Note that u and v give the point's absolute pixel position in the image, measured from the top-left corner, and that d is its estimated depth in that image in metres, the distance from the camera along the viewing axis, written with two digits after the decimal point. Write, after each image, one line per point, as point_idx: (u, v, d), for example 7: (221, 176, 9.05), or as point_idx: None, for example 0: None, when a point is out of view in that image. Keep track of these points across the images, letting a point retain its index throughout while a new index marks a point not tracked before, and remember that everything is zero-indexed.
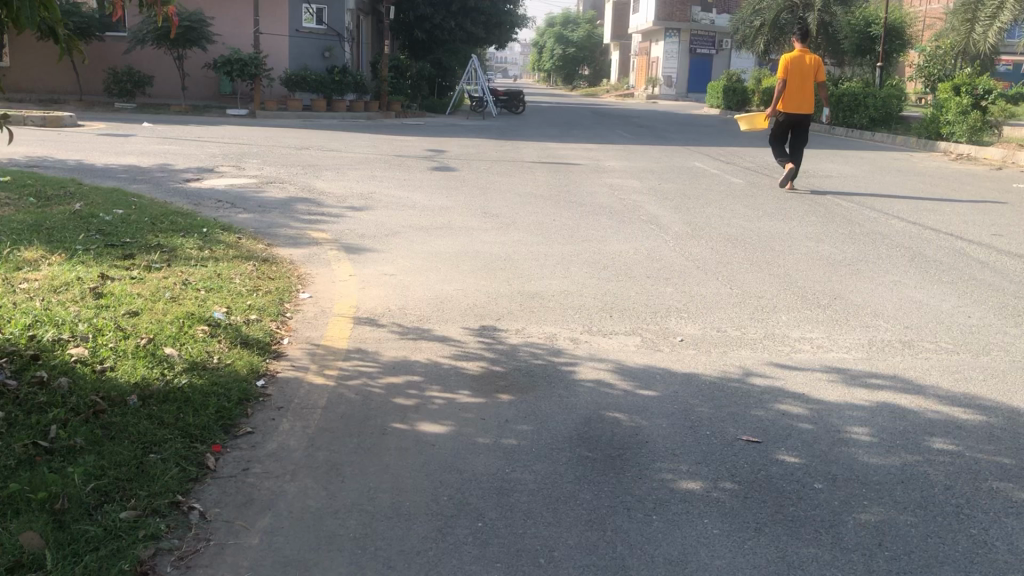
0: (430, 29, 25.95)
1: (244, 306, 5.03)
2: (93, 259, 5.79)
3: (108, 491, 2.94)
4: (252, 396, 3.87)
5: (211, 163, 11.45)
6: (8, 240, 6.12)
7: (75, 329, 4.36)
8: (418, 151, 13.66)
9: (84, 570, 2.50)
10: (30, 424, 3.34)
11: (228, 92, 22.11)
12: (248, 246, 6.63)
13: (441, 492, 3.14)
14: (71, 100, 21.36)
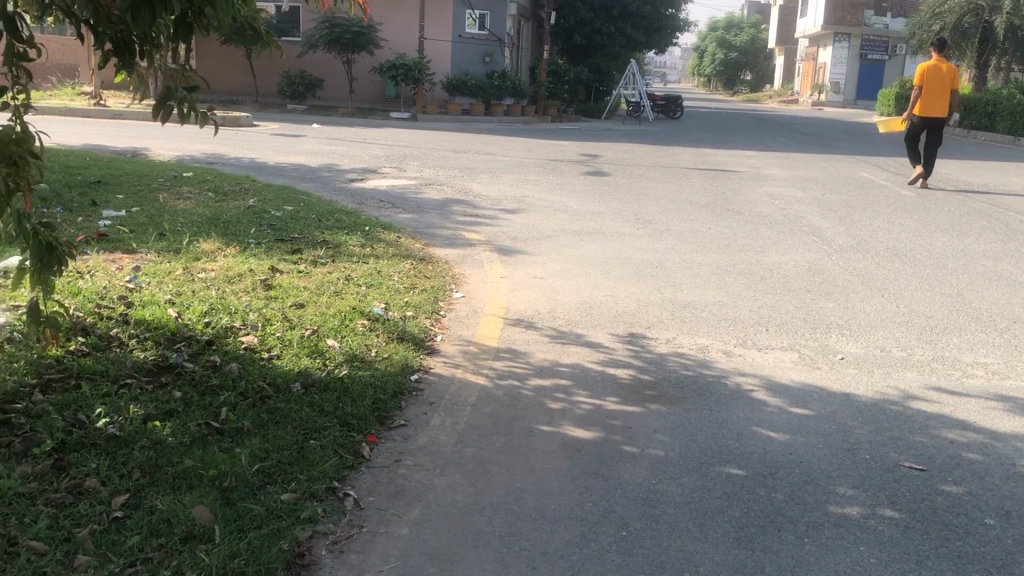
0: (590, 34, 26.02)
1: (401, 302, 5.20)
2: (264, 252, 6.13)
3: (271, 473, 3.10)
4: (406, 390, 3.99)
5: (374, 164, 11.89)
6: (189, 232, 6.57)
7: (246, 318, 4.63)
8: (574, 156, 13.71)
9: (248, 546, 2.65)
10: (204, 404, 3.57)
11: (392, 96, 22.89)
12: (406, 245, 6.85)
13: (586, 498, 3.14)
14: (247, 101, 22.66)
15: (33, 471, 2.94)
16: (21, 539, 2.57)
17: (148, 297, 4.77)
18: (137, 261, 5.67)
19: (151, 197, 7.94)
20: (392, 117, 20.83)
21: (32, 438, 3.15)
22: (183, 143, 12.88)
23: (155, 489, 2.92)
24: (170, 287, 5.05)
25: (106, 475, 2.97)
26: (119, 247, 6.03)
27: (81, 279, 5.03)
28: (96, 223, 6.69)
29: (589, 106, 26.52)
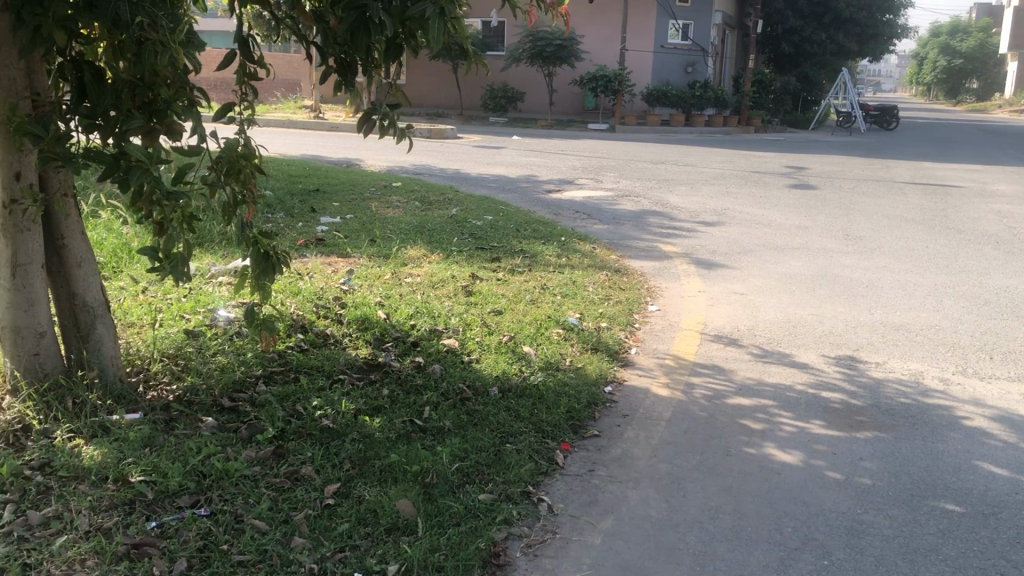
0: (799, 42, 25.09)
1: (596, 313, 5.23)
2: (465, 260, 6.35)
3: (469, 473, 3.20)
4: (601, 401, 4.00)
5: (572, 175, 12.02)
6: (397, 239, 6.90)
7: (448, 322, 4.82)
8: (778, 168, 13.26)
9: (448, 542, 2.75)
10: (408, 402, 3.75)
11: (591, 108, 23.05)
12: (602, 256, 6.87)
13: (786, 523, 3.03)
14: (452, 114, 23.54)
15: (257, 455, 3.20)
16: (246, 517, 2.81)
17: (359, 299, 5.06)
18: (350, 265, 6.02)
19: (363, 205, 8.41)
20: (591, 128, 20.98)
21: (256, 425, 3.43)
22: (392, 155, 13.56)
23: (363, 480, 3.10)
24: (379, 291, 5.33)
25: (319, 463, 3.18)
26: (334, 251, 6.44)
27: (301, 279, 5.41)
28: (313, 228, 7.17)
29: (795, 116, 25.55)
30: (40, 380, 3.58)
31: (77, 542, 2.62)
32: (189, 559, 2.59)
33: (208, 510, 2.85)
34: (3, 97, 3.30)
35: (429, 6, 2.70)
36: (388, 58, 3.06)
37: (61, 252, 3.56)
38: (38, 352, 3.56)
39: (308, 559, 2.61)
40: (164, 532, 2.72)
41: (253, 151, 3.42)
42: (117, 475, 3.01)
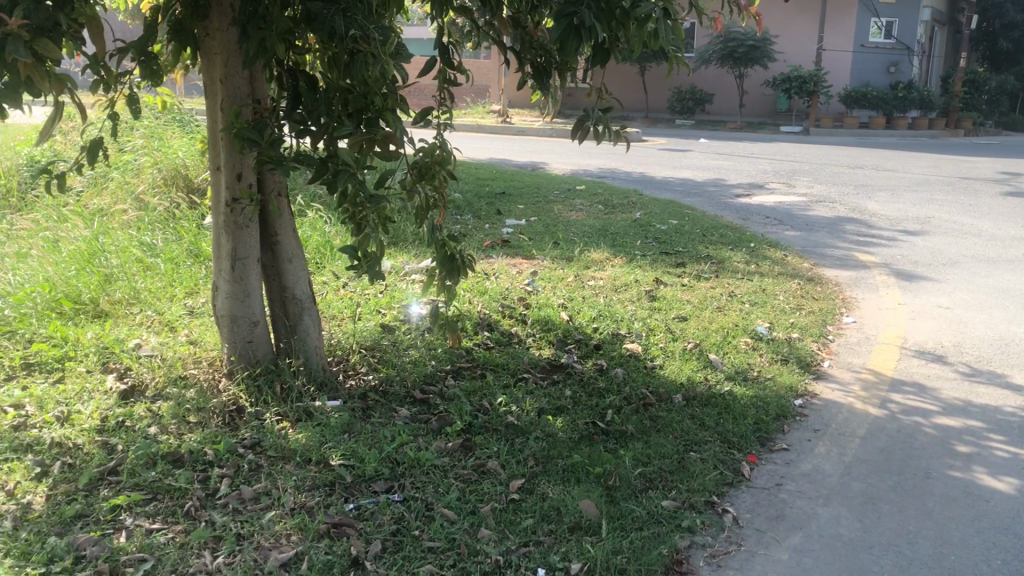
0: (1019, 37, 23.19)
1: (786, 323, 5.06)
2: (649, 264, 6.31)
3: (653, 478, 3.19)
4: (790, 414, 3.87)
5: (762, 179, 11.67)
6: (581, 242, 6.95)
7: (632, 326, 4.81)
8: (991, 174, 12.32)
9: (631, 545, 2.76)
10: (592, 405, 3.77)
11: (784, 109, 22.28)
12: (793, 264, 6.64)
13: (994, 555, 2.82)
14: (638, 117, 23.41)
15: (446, 446, 3.32)
16: (436, 505, 2.93)
17: (543, 300, 5.15)
18: (534, 267, 6.13)
19: (547, 207, 8.53)
20: (782, 131, 20.29)
21: (445, 417, 3.57)
22: (577, 158, 13.66)
23: (547, 478, 3.15)
24: (563, 293, 5.39)
25: (505, 458, 3.27)
26: (520, 252, 6.58)
27: (488, 280, 5.56)
28: (500, 230, 7.35)
29: (1013, 119, 23.64)
30: (252, 365, 3.89)
31: (284, 517, 2.84)
32: (383, 541, 2.73)
33: (401, 496, 2.99)
34: (229, 104, 3.60)
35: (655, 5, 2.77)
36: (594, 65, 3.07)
37: (275, 248, 3.84)
38: (251, 339, 3.87)
39: (493, 550, 2.69)
40: (361, 514, 2.88)
41: (449, 156, 3.50)
42: (319, 457, 3.23)
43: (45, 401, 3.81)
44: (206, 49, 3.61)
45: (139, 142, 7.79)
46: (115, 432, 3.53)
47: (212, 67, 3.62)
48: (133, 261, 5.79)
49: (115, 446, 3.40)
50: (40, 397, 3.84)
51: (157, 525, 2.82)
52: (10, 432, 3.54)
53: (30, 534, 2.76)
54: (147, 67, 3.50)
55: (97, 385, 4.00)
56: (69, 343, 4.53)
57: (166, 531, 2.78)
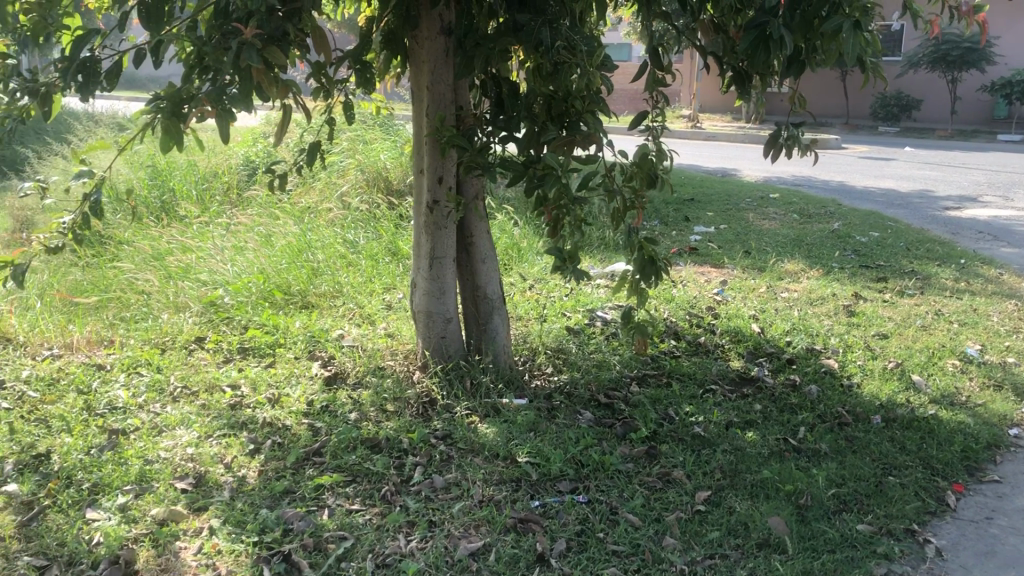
0: None
1: (1000, 346, 4.70)
2: (848, 278, 6.04)
3: (847, 501, 3.06)
4: (1003, 444, 3.60)
5: (976, 191, 10.88)
6: (774, 252, 6.74)
7: (828, 342, 4.62)
8: None
9: (822, 567, 2.66)
10: (783, 421, 3.66)
11: (1003, 116, 20.65)
12: (1009, 283, 6.15)
13: None
14: (838, 123, 22.40)
15: (631, 452, 3.33)
16: (620, 510, 2.94)
17: (734, 310, 5.03)
18: (724, 276, 6.02)
19: (738, 216, 8.33)
20: (1000, 139, 18.81)
21: (630, 423, 3.57)
22: (770, 165, 13.24)
23: (734, 492, 3.09)
24: (754, 304, 5.25)
25: (691, 469, 3.23)
26: (709, 261, 6.47)
27: (676, 287, 5.49)
28: (688, 237, 7.25)
29: None
30: (445, 360, 4.05)
31: (472, 509, 2.94)
32: (568, 540, 2.78)
33: (586, 497, 3.03)
34: (434, 109, 3.75)
35: (844, 21, 2.61)
36: (789, 74, 2.99)
37: (470, 249, 3.98)
38: (445, 335, 4.03)
39: (678, 560, 2.67)
40: (546, 512, 2.94)
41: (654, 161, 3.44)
42: (507, 453, 3.32)
43: (258, 383, 4.13)
44: (416, 57, 3.78)
45: (345, 145, 8.26)
46: (320, 416, 3.78)
47: (420, 74, 3.78)
48: (337, 257, 6.14)
49: (320, 428, 3.65)
50: (254, 379, 4.17)
51: (356, 506, 3.00)
52: (228, 409, 3.86)
53: (244, 505, 3.01)
54: (361, 75, 3.76)
55: (304, 371, 4.29)
56: (280, 331, 4.88)
57: (364, 512, 2.95)
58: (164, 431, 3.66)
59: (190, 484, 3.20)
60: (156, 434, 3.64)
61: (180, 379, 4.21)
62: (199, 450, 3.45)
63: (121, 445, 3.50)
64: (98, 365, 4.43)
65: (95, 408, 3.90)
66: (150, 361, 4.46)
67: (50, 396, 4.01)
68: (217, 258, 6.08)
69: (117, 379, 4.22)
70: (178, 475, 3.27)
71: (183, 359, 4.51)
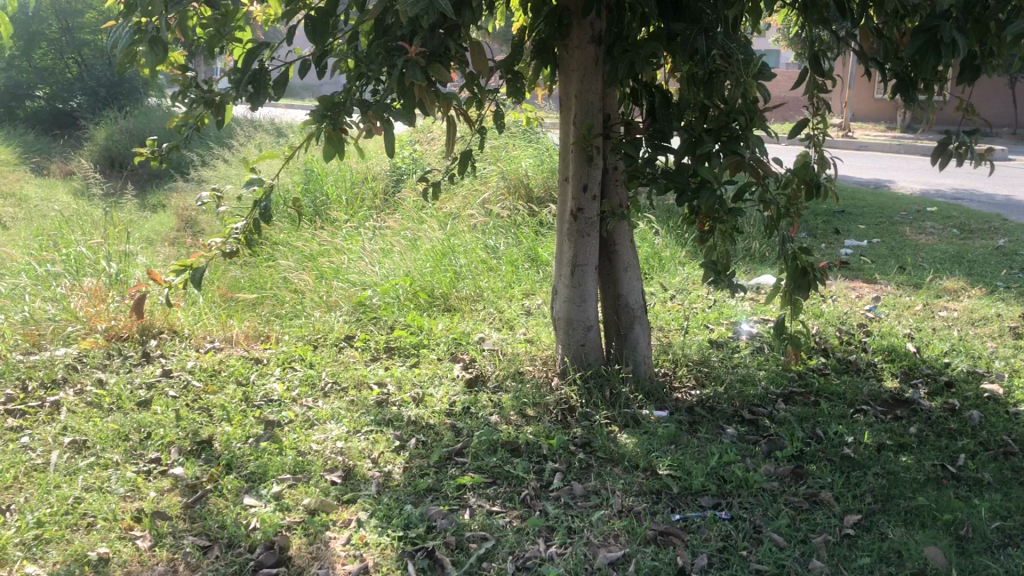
0: None
1: None
2: (1014, 297, 5.68)
3: (1012, 534, 2.88)
4: None
5: None
6: (931, 268, 6.41)
7: (990, 365, 4.36)
8: None
9: None
10: (940, 446, 3.48)
11: None
12: None
13: None
14: (1004, 133, 21.08)
15: (776, 470, 3.25)
16: (765, 529, 2.88)
17: (887, 328, 4.82)
18: (876, 292, 5.77)
19: (892, 229, 7.98)
20: None
21: (776, 441, 3.48)
22: (928, 177, 12.61)
23: (887, 517, 2.96)
24: (909, 322, 5.01)
25: (839, 491, 3.12)
26: (860, 276, 6.22)
27: (825, 302, 5.31)
28: (838, 251, 7.00)
29: None
30: (585, 368, 4.05)
31: (612, 518, 2.94)
32: (709, 556, 2.73)
33: (729, 514, 2.98)
34: (581, 118, 3.77)
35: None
36: (961, 81, 2.83)
37: (612, 258, 3.97)
38: (585, 343, 4.03)
39: None
40: (688, 526, 2.91)
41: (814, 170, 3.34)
42: (647, 464, 3.30)
43: (403, 382, 4.26)
44: (565, 66, 3.80)
45: (489, 152, 8.41)
46: (462, 417, 3.86)
47: (569, 83, 3.80)
48: (479, 262, 6.25)
49: (462, 429, 3.73)
50: (400, 378, 4.30)
51: (496, 507, 3.05)
52: (375, 406, 4.00)
53: (390, 500, 3.12)
54: (512, 84, 3.85)
55: (447, 372, 4.40)
56: (424, 332, 5.01)
57: (504, 515, 3.00)
58: (316, 425, 3.83)
59: (339, 477, 3.34)
60: (309, 427, 3.81)
61: (330, 375, 4.40)
62: (348, 445, 3.59)
63: (276, 436, 3.69)
64: (256, 358, 4.67)
65: (253, 399, 4.12)
66: (302, 356, 4.68)
67: (212, 386, 4.27)
68: (366, 260, 6.31)
69: (273, 373, 4.45)
70: (328, 468, 3.42)
71: (333, 356, 4.71)
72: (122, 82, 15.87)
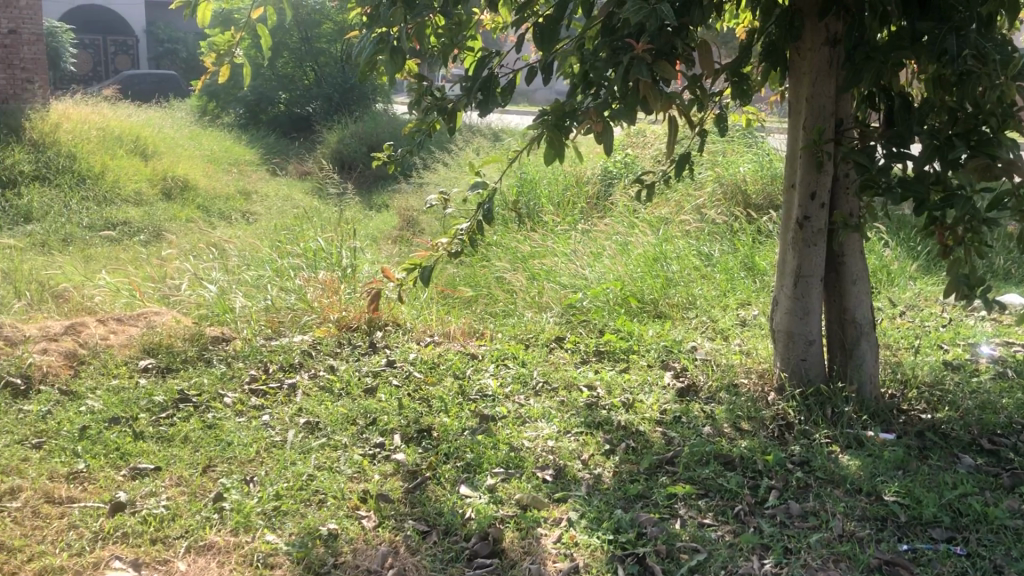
0: None
1: None
2: None
3: None
4: None
5: None
6: None
7: None
8: None
9: None
10: None
11: None
12: None
13: None
14: None
15: (1020, 507, 2.98)
16: (1006, 570, 2.64)
17: None
18: None
19: None
20: None
21: (1020, 476, 3.20)
22: None
23: None
24: None
25: None
26: None
27: None
28: None
29: None
30: (804, 383, 3.88)
31: (832, 542, 2.82)
32: None
33: (964, 549, 2.76)
34: (812, 122, 3.61)
35: None
36: None
37: (840, 269, 3.79)
38: (806, 357, 3.86)
39: None
40: (917, 558, 2.73)
41: None
42: (871, 489, 3.12)
43: (614, 387, 4.26)
44: (797, 69, 3.67)
45: (706, 158, 8.25)
46: (673, 425, 3.82)
47: (800, 85, 3.66)
48: (692, 269, 6.14)
49: (673, 438, 3.68)
50: (610, 382, 4.30)
51: (708, 520, 3.00)
52: (586, 409, 4.03)
53: (601, 503, 3.14)
54: (738, 86, 3.74)
55: (657, 379, 4.36)
56: (634, 338, 4.99)
57: (717, 528, 2.95)
58: (527, 422, 3.91)
59: (551, 475, 3.40)
60: (521, 424, 3.90)
61: (542, 375, 4.47)
62: (559, 444, 3.64)
63: (491, 430, 3.80)
64: (472, 354, 4.83)
65: (468, 394, 4.26)
66: (515, 354, 4.79)
67: (432, 378, 4.46)
68: (578, 263, 6.37)
69: (487, 369, 4.58)
70: (540, 465, 3.48)
71: (544, 357, 4.79)
72: (353, 88, 16.89)
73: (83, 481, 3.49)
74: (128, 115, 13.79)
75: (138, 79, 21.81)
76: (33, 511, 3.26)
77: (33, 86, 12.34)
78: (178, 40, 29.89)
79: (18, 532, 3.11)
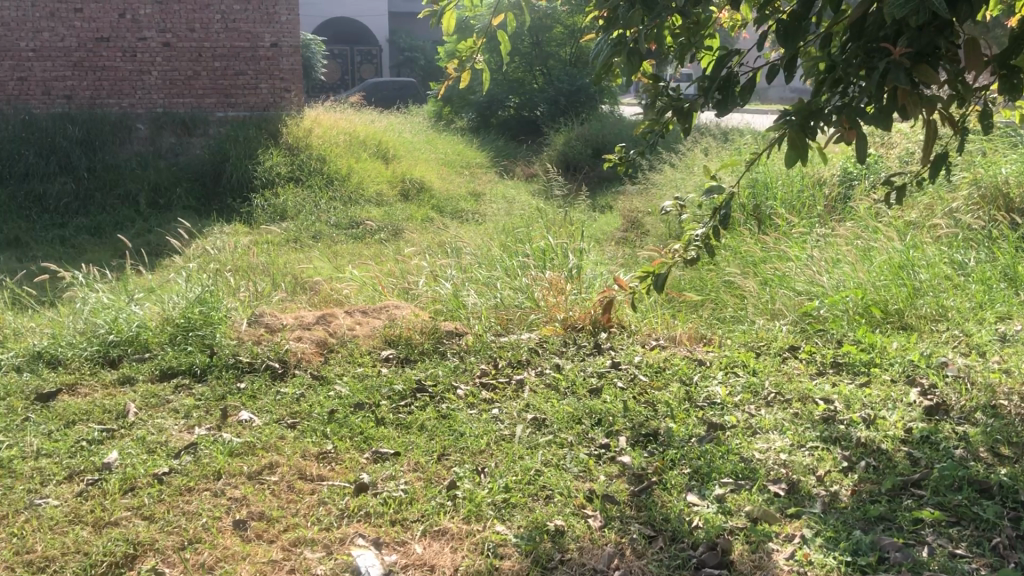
0: None
1: None
2: None
3: None
4: None
5: None
6: None
7: None
8: None
9: None
10: None
11: None
12: None
13: None
14: None
15: None
16: None
17: None
18: None
19: None
20: None
21: None
22: None
23: None
24: None
25: None
26: None
27: None
28: None
29: None
30: None
31: None
32: None
33: None
34: None
35: None
36: None
37: None
38: None
39: None
40: None
41: None
42: None
43: (852, 400, 4.02)
44: None
45: (960, 158, 7.62)
46: (920, 446, 3.55)
47: None
48: (943, 277, 5.67)
49: (920, 459, 3.44)
50: (848, 396, 4.06)
51: (961, 550, 2.77)
52: (821, 423, 3.84)
53: (838, 522, 2.99)
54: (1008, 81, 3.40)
55: (903, 396, 4.06)
56: (876, 350, 4.69)
57: (970, 560, 2.72)
58: (758, 433, 3.79)
59: (783, 490, 3.28)
60: (751, 435, 3.78)
61: (774, 385, 4.30)
62: (792, 457, 3.50)
63: (720, 440, 3.72)
64: (699, 360, 4.74)
65: (695, 400, 4.18)
66: (745, 362, 4.65)
67: (658, 382, 4.42)
68: (814, 269, 6.08)
69: (715, 376, 4.47)
70: (771, 479, 3.37)
71: (777, 366, 4.61)
72: (581, 90, 17.08)
73: (331, 461, 3.77)
74: (373, 120, 14.71)
75: (381, 86, 23.27)
76: (288, 485, 3.56)
77: (290, 94, 13.46)
78: (418, 49, 31.66)
79: (275, 503, 3.40)
